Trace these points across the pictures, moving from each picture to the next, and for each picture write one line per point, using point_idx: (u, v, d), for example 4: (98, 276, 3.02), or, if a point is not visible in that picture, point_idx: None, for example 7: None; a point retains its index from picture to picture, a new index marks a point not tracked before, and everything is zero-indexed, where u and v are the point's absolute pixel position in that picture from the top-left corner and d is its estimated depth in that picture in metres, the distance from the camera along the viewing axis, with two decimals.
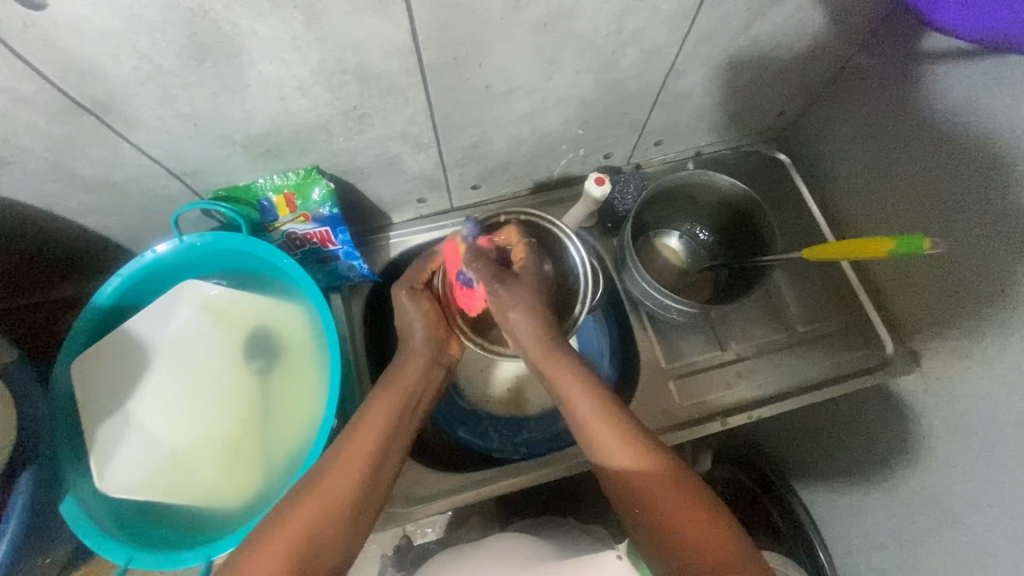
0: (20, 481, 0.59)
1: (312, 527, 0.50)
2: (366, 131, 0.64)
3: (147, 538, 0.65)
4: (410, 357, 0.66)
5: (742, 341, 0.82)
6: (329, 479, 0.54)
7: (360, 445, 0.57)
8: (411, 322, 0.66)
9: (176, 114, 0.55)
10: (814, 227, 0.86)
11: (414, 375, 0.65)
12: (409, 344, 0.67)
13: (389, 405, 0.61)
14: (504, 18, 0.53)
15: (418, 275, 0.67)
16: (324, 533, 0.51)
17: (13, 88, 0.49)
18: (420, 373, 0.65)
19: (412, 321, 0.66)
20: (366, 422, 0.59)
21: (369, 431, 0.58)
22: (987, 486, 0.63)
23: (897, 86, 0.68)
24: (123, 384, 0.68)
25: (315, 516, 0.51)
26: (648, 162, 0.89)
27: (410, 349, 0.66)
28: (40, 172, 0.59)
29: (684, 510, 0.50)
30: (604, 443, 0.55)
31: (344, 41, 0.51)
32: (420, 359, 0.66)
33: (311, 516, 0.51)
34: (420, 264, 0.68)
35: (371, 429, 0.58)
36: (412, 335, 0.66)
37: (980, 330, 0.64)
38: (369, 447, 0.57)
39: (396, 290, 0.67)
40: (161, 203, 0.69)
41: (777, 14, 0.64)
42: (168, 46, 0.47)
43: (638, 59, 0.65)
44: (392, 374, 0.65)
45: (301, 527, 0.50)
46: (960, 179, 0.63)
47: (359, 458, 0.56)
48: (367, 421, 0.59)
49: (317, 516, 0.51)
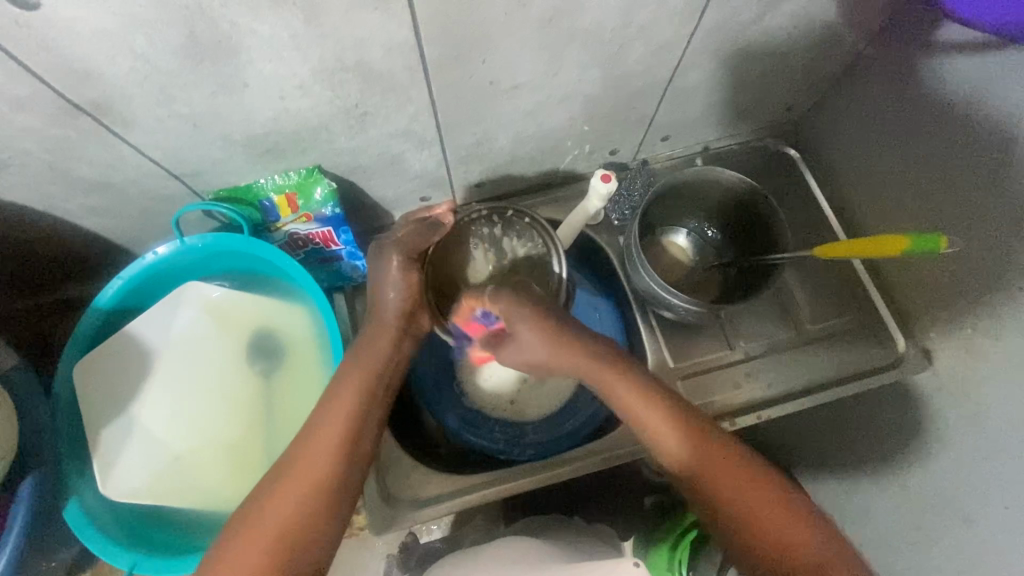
0: (24, 485, 0.59)
1: (289, 521, 0.50)
2: (368, 129, 0.63)
3: (151, 544, 0.65)
4: (379, 330, 0.62)
5: (751, 340, 0.81)
6: (299, 468, 0.52)
7: (329, 427, 0.54)
8: (388, 289, 0.62)
9: (174, 114, 0.54)
10: (825, 223, 0.84)
11: (383, 350, 0.61)
12: (383, 315, 0.62)
13: (360, 382, 0.58)
14: (508, 14, 0.52)
15: (416, 246, 0.62)
16: (306, 526, 0.50)
17: (7, 89, 0.48)
18: (392, 346, 0.61)
19: (390, 287, 0.62)
20: (334, 402, 0.56)
21: (336, 412, 0.55)
22: (1001, 487, 0.62)
23: (912, 79, 0.67)
24: (125, 388, 0.68)
25: (289, 509, 0.50)
26: (655, 158, 0.87)
27: (383, 316, 0.62)
28: (38, 174, 0.58)
29: (766, 503, 0.50)
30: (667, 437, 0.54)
31: (344, 38, 0.50)
32: (389, 329, 0.62)
33: (285, 511, 0.50)
34: (412, 232, 0.63)
35: (338, 411, 0.55)
36: (386, 299, 0.62)
37: (996, 329, 0.62)
38: (337, 429, 0.54)
39: (390, 254, 0.61)
40: (161, 204, 0.68)
41: (789, 6, 0.63)
42: (164, 46, 0.46)
43: (646, 54, 0.64)
44: (363, 346, 0.61)
45: (278, 522, 0.49)
46: (976, 174, 0.61)
47: (330, 441, 0.54)
48: (335, 401, 0.56)
49: (294, 510, 0.50)
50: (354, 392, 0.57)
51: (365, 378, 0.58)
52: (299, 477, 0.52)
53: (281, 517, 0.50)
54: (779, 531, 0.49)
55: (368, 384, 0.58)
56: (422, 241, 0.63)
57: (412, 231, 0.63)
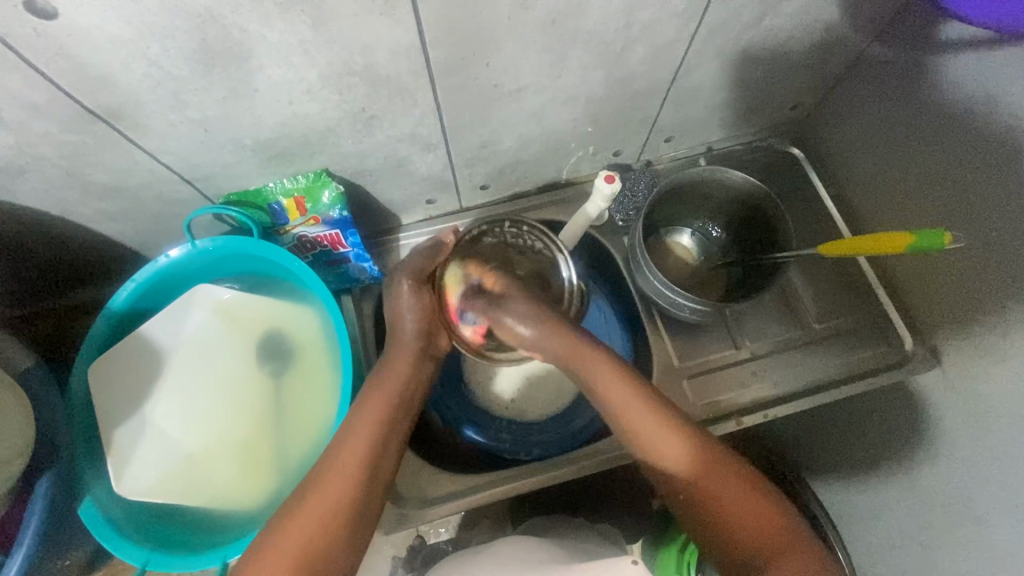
0: (41, 483, 0.61)
1: (314, 541, 0.50)
2: (375, 133, 0.64)
3: (165, 542, 0.66)
4: (401, 347, 0.62)
5: (757, 339, 0.81)
6: (323, 490, 0.53)
7: (354, 449, 0.55)
8: (405, 316, 0.63)
9: (187, 120, 0.56)
10: (830, 222, 0.84)
11: (404, 368, 0.61)
12: (401, 334, 0.63)
13: (382, 404, 0.58)
14: (511, 17, 0.53)
15: (423, 268, 0.64)
16: (324, 547, 0.50)
17: (26, 97, 0.49)
18: (412, 366, 0.62)
19: (409, 319, 0.63)
20: (359, 423, 0.57)
21: (360, 435, 0.56)
22: (1011, 485, 0.61)
23: (913, 76, 0.67)
24: (139, 388, 0.69)
25: (316, 530, 0.51)
26: (659, 159, 0.88)
27: (402, 335, 0.63)
28: (55, 179, 0.60)
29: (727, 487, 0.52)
30: (649, 436, 0.54)
31: (351, 43, 0.51)
32: (410, 349, 0.62)
33: (312, 530, 0.50)
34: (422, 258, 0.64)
35: (364, 436, 0.56)
36: (405, 328, 0.63)
37: (1003, 326, 0.62)
38: (361, 450, 0.55)
39: (399, 280, 0.63)
40: (173, 208, 0.69)
41: (789, 6, 0.63)
42: (177, 53, 0.48)
43: (648, 55, 0.65)
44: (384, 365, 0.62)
45: (304, 541, 0.50)
46: (981, 170, 0.61)
47: (351, 464, 0.54)
48: (360, 421, 0.57)
49: (319, 529, 0.51)
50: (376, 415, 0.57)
51: (389, 400, 0.59)
52: (324, 498, 0.52)
53: (308, 535, 0.50)
54: (744, 519, 0.51)
55: (391, 405, 0.59)
56: (429, 264, 0.64)
57: (418, 254, 0.65)
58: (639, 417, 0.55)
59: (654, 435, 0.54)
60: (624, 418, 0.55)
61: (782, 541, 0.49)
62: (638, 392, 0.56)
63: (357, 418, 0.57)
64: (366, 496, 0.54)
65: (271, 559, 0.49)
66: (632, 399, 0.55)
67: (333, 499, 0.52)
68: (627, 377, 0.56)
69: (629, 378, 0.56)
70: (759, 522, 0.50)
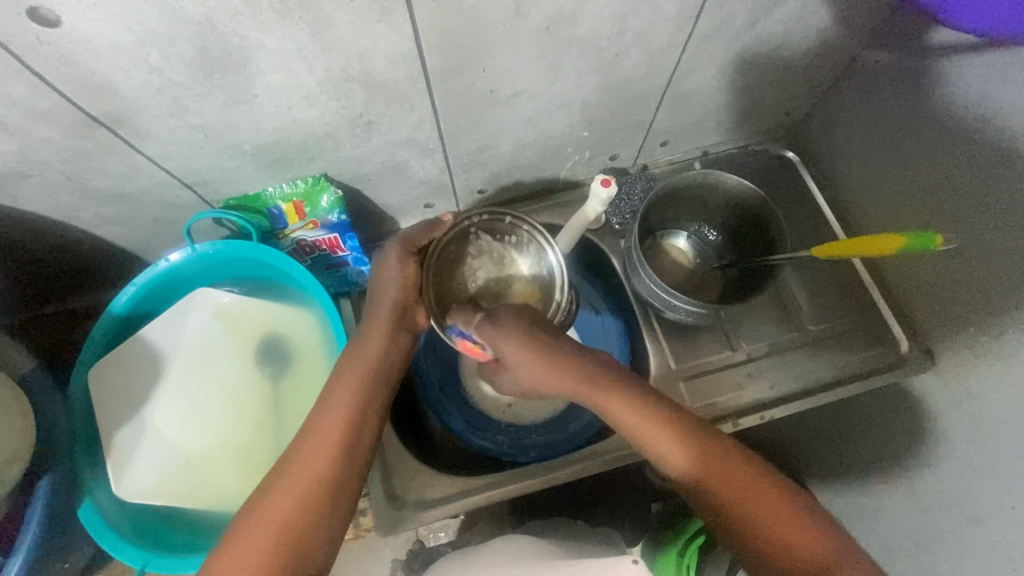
0: (43, 484, 0.62)
1: (286, 526, 0.49)
2: (373, 138, 0.65)
3: (163, 545, 0.66)
4: (374, 329, 0.63)
5: (753, 341, 0.81)
6: (295, 472, 0.52)
7: (326, 430, 0.55)
8: (389, 289, 0.65)
9: (187, 126, 0.57)
10: (825, 225, 0.85)
11: (378, 348, 0.62)
12: (376, 314, 0.64)
13: (357, 386, 0.59)
14: (507, 24, 0.54)
15: (416, 240, 0.66)
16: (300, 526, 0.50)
17: (29, 103, 0.50)
18: (385, 341, 0.63)
19: (393, 286, 0.65)
20: (329, 404, 0.57)
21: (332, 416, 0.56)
22: (1007, 485, 0.62)
23: (905, 81, 0.68)
24: (139, 391, 0.69)
25: (288, 513, 0.50)
26: (655, 163, 0.89)
27: (378, 310, 0.65)
28: (56, 184, 0.61)
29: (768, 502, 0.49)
30: (661, 444, 0.53)
31: (349, 50, 0.52)
32: (382, 327, 0.63)
33: (284, 515, 0.50)
34: (417, 229, 0.67)
35: (335, 416, 0.56)
36: (387, 295, 0.65)
37: (997, 327, 0.63)
38: (333, 432, 0.55)
39: (391, 247, 0.66)
40: (173, 213, 0.70)
41: (782, 12, 0.64)
42: (177, 59, 0.48)
43: (642, 60, 0.65)
44: (358, 348, 0.62)
45: (276, 525, 0.49)
46: (973, 173, 0.62)
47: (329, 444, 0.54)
48: (333, 401, 0.57)
49: (292, 513, 0.50)
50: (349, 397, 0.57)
51: (362, 380, 0.59)
52: (297, 479, 0.52)
53: (281, 520, 0.50)
54: (766, 518, 0.49)
55: (364, 384, 0.59)
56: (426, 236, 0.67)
57: (416, 227, 0.68)
58: (652, 428, 0.53)
59: (667, 443, 0.53)
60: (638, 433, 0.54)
61: (807, 540, 0.47)
62: (646, 402, 0.54)
63: (328, 400, 0.57)
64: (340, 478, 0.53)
65: (244, 546, 0.48)
66: (642, 411, 0.53)
67: (305, 482, 0.52)
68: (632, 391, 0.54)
69: (637, 391, 0.55)
70: (780, 520, 0.48)
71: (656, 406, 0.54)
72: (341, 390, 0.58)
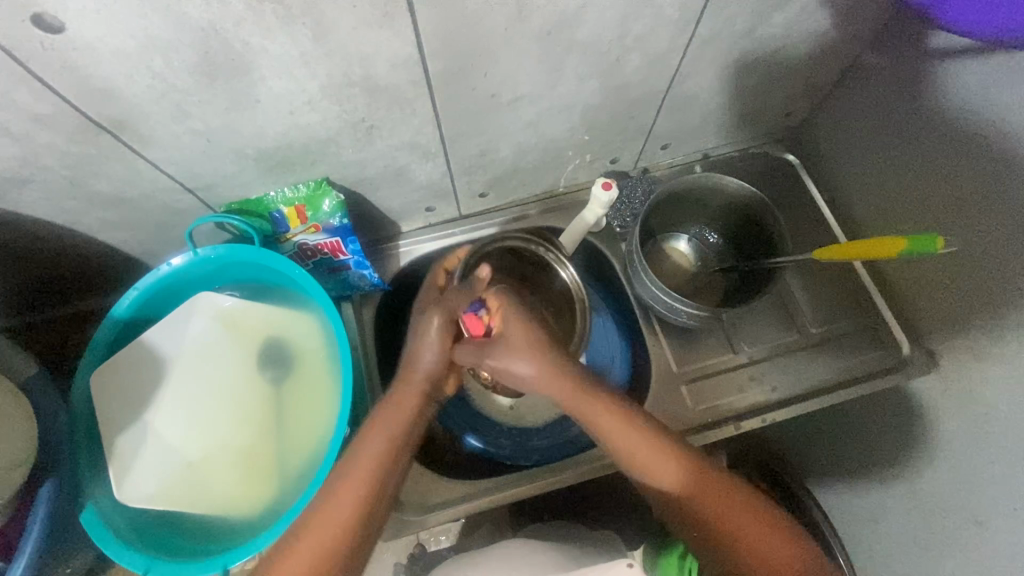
0: (44, 489, 0.61)
1: (310, 573, 0.52)
2: (374, 142, 0.65)
3: (165, 548, 0.66)
4: (408, 387, 0.60)
5: (754, 344, 0.81)
6: (317, 528, 0.53)
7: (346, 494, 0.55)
8: (426, 353, 0.61)
9: (189, 130, 0.57)
10: (825, 227, 0.85)
11: (409, 408, 0.59)
12: (413, 372, 0.60)
13: (384, 446, 0.57)
14: (508, 28, 0.54)
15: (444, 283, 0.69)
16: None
17: (33, 109, 0.50)
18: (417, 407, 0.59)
19: (430, 350, 0.60)
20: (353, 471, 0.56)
21: (354, 484, 0.55)
22: (1010, 486, 0.62)
23: (904, 85, 0.68)
24: (141, 395, 0.69)
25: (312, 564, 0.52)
26: (655, 166, 0.89)
27: (410, 385, 0.60)
28: (59, 189, 0.61)
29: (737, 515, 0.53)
30: (653, 469, 0.54)
31: (351, 55, 0.52)
32: (418, 390, 0.60)
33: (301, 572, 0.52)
34: (460, 300, 0.61)
35: (356, 479, 0.55)
36: (422, 364, 0.60)
37: (998, 329, 0.63)
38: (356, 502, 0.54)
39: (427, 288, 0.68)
40: (176, 217, 0.70)
41: (782, 16, 0.64)
42: (180, 65, 0.49)
43: (643, 64, 0.66)
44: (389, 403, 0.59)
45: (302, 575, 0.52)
46: (973, 175, 0.62)
47: (347, 508, 0.54)
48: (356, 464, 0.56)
49: (315, 564, 0.52)
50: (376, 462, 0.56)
51: (389, 446, 0.57)
52: (319, 534, 0.53)
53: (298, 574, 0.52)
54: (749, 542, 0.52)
55: (390, 451, 0.57)
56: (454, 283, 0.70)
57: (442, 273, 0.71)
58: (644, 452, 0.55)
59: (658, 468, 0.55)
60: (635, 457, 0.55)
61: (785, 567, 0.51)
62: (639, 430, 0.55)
63: (355, 452, 0.57)
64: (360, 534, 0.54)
65: None
66: (636, 439, 0.55)
67: (326, 538, 0.53)
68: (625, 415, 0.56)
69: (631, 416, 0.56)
70: (766, 544, 0.52)
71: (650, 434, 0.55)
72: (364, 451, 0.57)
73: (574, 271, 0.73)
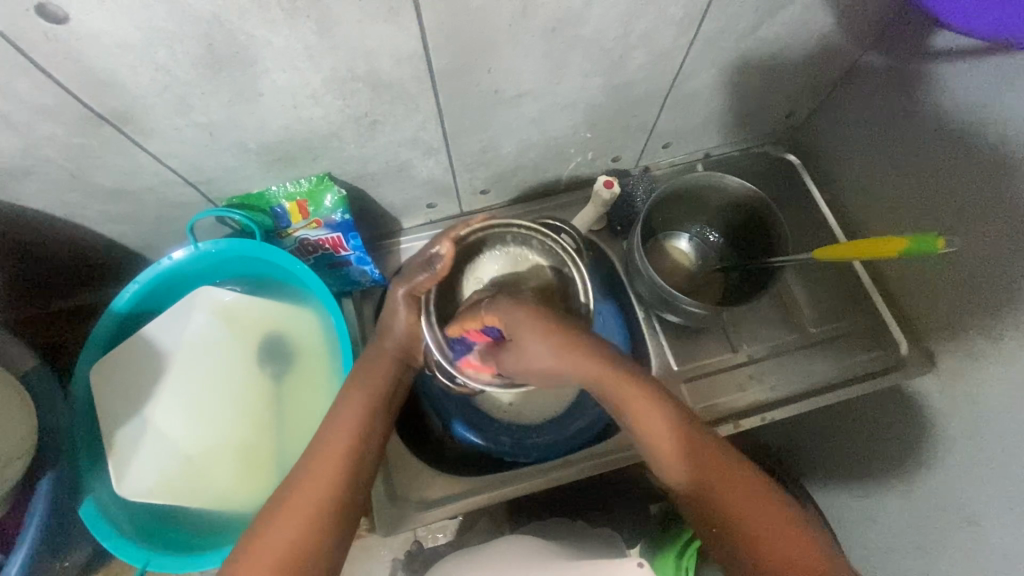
0: (42, 483, 0.61)
1: (292, 544, 0.50)
2: (377, 137, 0.65)
3: (164, 543, 0.66)
4: (381, 356, 0.64)
5: (753, 343, 0.82)
6: (301, 493, 0.53)
7: (330, 458, 0.56)
8: (396, 322, 0.64)
9: (192, 124, 0.57)
10: (825, 226, 0.85)
11: (383, 375, 0.63)
12: (385, 343, 0.65)
13: (360, 405, 0.60)
14: (513, 25, 0.54)
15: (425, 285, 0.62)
16: (308, 540, 0.51)
17: (35, 100, 0.50)
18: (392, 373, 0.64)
19: (397, 318, 0.63)
20: (334, 436, 0.57)
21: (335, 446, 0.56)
22: (1006, 487, 0.62)
23: (905, 86, 0.69)
24: (141, 389, 0.69)
25: (295, 531, 0.51)
26: (656, 165, 0.89)
27: (382, 355, 0.64)
28: (60, 181, 0.61)
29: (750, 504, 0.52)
30: (674, 459, 0.53)
31: (356, 50, 0.52)
32: (390, 358, 0.64)
33: (291, 532, 0.51)
34: (423, 277, 0.61)
35: (341, 431, 0.58)
36: (394, 333, 0.64)
37: (996, 329, 0.63)
38: (342, 450, 0.57)
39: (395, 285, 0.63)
40: (176, 211, 0.70)
41: (785, 15, 0.64)
42: (184, 57, 0.48)
43: (646, 62, 0.66)
44: (362, 371, 0.63)
45: (284, 544, 0.50)
46: (973, 177, 0.62)
47: (338, 452, 0.56)
48: (337, 424, 0.58)
49: (304, 523, 0.52)
50: (356, 417, 0.59)
51: (364, 412, 0.60)
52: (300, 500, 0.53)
53: (288, 538, 0.51)
54: (765, 534, 0.50)
55: (365, 417, 0.60)
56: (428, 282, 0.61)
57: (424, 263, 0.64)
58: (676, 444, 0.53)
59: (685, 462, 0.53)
60: (672, 447, 0.53)
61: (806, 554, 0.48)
62: (675, 418, 0.54)
63: (339, 410, 0.60)
64: (342, 499, 0.54)
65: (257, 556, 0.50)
66: (670, 430, 0.53)
67: (309, 505, 0.53)
68: (660, 404, 0.54)
69: (667, 409, 0.54)
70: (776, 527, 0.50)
71: (685, 424, 0.54)
72: (345, 407, 0.60)
73: (562, 238, 0.61)
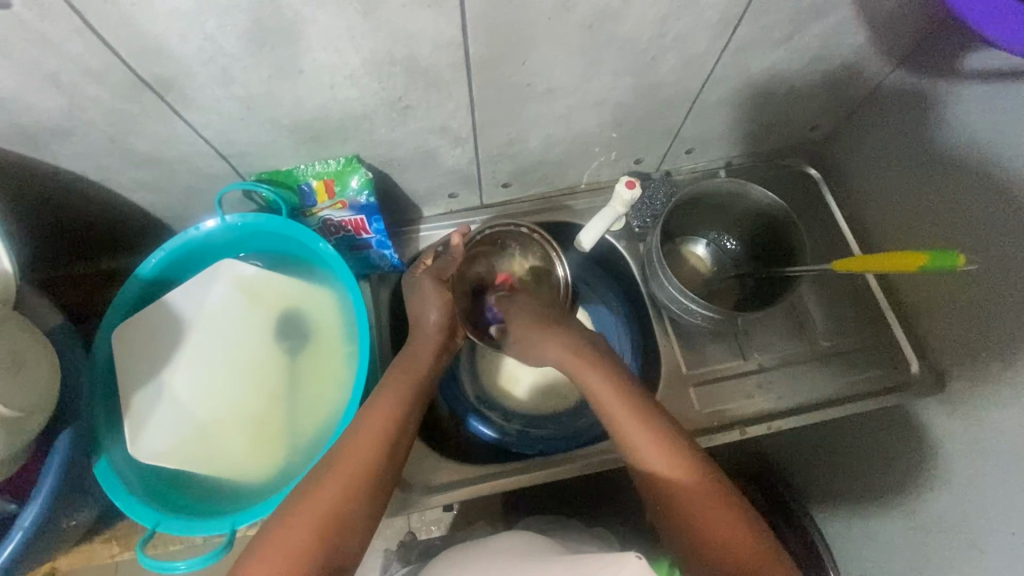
0: (61, 437, 0.62)
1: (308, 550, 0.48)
2: (409, 122, 0.66)
3: (175, 507, 0.67)
4: (423, 344, 0.68)
5: (764, 352, 0.82)
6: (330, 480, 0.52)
7: (353, 456, 0.55)
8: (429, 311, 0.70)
9: (231, 96, 0.58)
10: (841, 240, 0.86)
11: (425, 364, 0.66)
12: (425, 332, 0.70)
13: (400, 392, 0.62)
14: (551, 18, 0.55)
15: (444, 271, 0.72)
16: (337, 515, 0.50)
17: (84, 62, 0.51)
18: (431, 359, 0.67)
19: (431, 311, 0.70)
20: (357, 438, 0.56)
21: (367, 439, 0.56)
22: (1009, 513, 0.62)
23: (931, 106, 0.69)
24: (160, 355, 0.70)
25: (323, 515, 0.50)
26: (678, 170, 0.90)
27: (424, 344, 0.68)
28: (98, 145, 0.62)
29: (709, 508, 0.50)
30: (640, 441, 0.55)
31: (397, 33, 0.53)
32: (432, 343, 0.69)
33: (324, 507, 0.50)
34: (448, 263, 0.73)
35: (381, 419, 0.58)
36: (428, 323, 0.70)
37: (1007, 353, 0.63)
38: (379, 435, 0.57)
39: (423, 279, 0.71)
40: (206, 182, 0.71)
41: (818, 27, 0.65)
42: (231, 29, 0.50)
43: (678, 65, 0.66)
44: (406, 358, 0.67)
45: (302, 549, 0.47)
46: (992, 198, 0.63)
47: (375, 437, 0.57)
48: (379, 409, 0.59)
49: (336, 501, 0.51)
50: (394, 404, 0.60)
51: (399, 404, 0.60)
52: (322, 497, 0.51)
53: (320, 513, 0.50)
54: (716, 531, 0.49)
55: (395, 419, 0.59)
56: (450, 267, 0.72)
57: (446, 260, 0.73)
58: (704, 490, 0.51)
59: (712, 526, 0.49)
60: (687, 495, 0.51)
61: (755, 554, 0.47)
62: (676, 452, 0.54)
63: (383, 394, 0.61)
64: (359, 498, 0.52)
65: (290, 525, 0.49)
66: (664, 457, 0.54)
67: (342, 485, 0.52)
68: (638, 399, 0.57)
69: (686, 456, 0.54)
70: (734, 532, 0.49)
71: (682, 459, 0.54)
72: (387, 394, 0.61)
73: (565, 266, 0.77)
